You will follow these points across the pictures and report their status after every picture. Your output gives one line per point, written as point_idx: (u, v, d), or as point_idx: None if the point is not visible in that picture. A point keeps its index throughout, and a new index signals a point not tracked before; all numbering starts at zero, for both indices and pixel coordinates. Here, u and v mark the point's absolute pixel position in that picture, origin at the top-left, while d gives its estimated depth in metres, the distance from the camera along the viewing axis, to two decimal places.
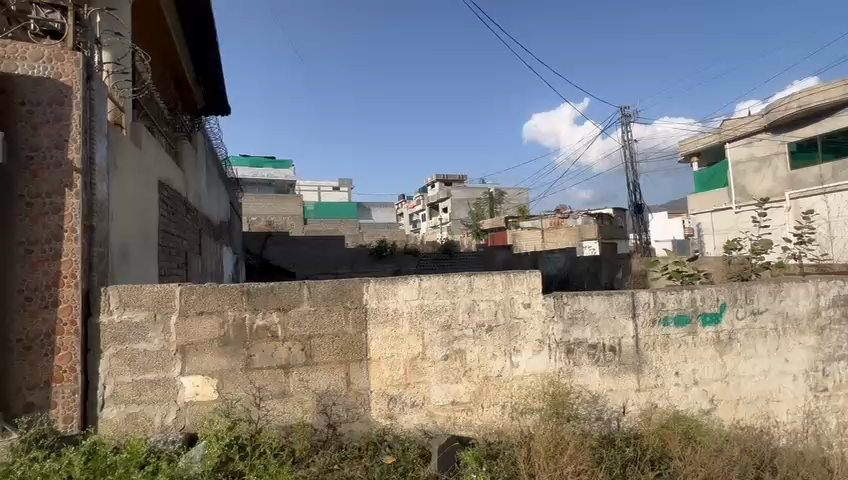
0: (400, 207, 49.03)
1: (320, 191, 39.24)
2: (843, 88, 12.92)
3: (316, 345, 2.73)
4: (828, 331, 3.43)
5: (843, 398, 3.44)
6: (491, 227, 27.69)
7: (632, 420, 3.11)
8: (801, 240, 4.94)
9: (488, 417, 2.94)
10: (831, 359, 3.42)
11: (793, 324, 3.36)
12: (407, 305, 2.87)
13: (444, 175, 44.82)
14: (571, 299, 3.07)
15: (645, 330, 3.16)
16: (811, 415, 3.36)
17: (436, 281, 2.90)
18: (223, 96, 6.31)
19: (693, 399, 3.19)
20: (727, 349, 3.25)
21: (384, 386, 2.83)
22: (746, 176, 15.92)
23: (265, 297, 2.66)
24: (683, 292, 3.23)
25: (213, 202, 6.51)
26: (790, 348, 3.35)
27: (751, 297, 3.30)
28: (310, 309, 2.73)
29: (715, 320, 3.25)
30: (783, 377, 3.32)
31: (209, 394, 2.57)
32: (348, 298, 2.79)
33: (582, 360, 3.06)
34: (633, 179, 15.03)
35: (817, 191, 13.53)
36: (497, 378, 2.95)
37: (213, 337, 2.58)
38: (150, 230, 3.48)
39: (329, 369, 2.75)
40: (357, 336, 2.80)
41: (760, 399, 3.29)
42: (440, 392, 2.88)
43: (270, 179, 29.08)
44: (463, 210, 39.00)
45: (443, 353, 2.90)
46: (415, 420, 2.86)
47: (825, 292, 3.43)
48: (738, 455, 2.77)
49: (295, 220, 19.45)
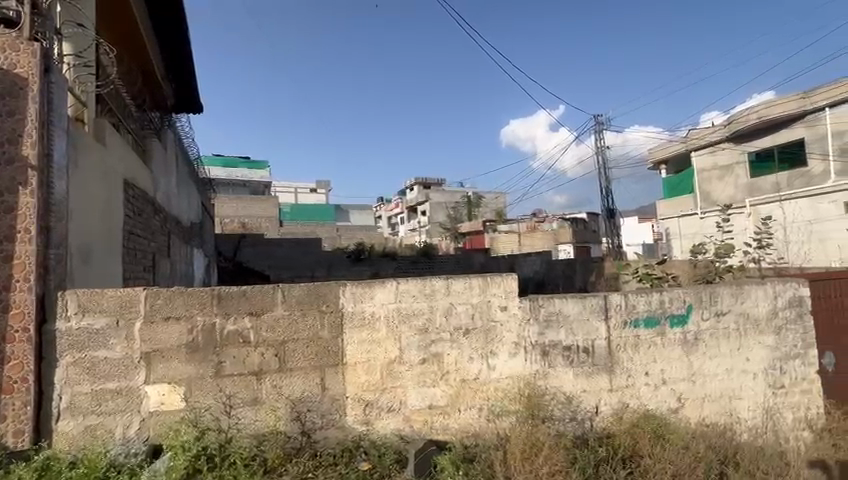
0: (379, 210, 48.77)
1: (296, 192, 38.55)
2: (798, 101, 13.82)
3: (290, 351, 2.66)
4: (784, 331, 3.61)
5: (799, 394, 3.63)
6: (470, 231, 27.92)
7: (604, 420, 3.17)
8: (760, 244, 5.20)
9: (465, 419, 2.93)
10: (787, 357, 3.60)
11: (754, 325, 3.53)
12: (385, 309, 2.84)
13: (423, 179, 44.87)
14: (546, 301, 3.13)
15: (617, 332, 3.24)
16: (770, 411, 3.53)
17: (413, 284, 2.89)
18: (194, 93, 6.09)
19: (662, 398, 3.29)
20: (693, 349, 3.38)
21: (360, 390, 2.78)
22: (710, 183, 16.61)
23: (236, 301, 2.58)
24: (652, 294, 3.34)
25: (183, 203, 6.26)
26: (750, 347, 3.51)
27: (715, 299, 3.45)
28: (284, 313, 2.66)
29: (682, 321, 3.37)
30: (744, 376, 3.48)
31: (176, 403, 2.45)
32: (324, 301, 2.74)
33: (557, 361, 3.12)
34: (606, 185, 15.50)
35: (774, 198, 14.47)
36: (474, 380, 2.96)
37: (181, 344, 2.48)
38: (114, 231, 3.32)
39: (303, 375, 2.68)
40: (333, 340, 2.75)
41: (723, 397, 3.43)
42: (417, 396, 2.87)
43: (245, 179, 28.32)
44: (441, 214, 39.20)
45: (420, 356, 2.88)
46: (391, 425, 2.82)
47: (782, 294, 3.62)
48: (703, 452, 2.89)
49: (270, 222, 18.98)
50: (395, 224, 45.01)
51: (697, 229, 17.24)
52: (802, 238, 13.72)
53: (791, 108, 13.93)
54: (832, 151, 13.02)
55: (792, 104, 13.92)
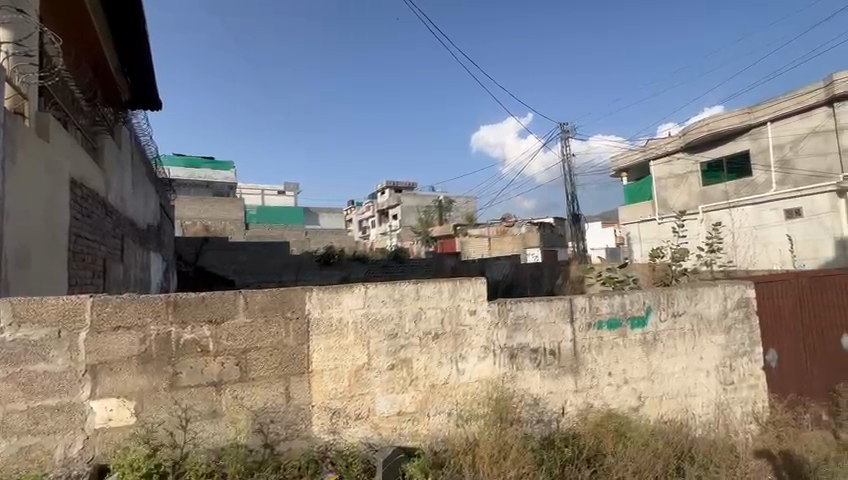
0: (349, 213, 48.26)
1: (263, 194, 37.44)
2: (744, 116, 14.94)
3: (253, 360, 2.55)
4: (734, 330, 3.84)
5: (747, 390, 3.86)
6: (441, 234, 28.10)
7: (570, 420, 3.24)
8: (712, 248, 5.53)
9: (434, 425, 2.91)
10: (737, 355, 3.83)
11: (707, 325, 3.73)
12: (353, 315, 2.79)
13: (394, 183, 44.82)
14: (515, 305, 3.18)
15: (582, 333, 3.34)
16: (722, 406, 3.73)
17: (382, 289, 2.85)
18: (153, 91, 5.77)
19: (623, 397, 3.41)
20: (652, 349, 3.52)
21: (327, 399, 2.70)
22: (667, 190, 17.56)
23: (194, 308, 2.45)
24: (615, 297, 3.46)
25: (139, 204, 5.90)
26: (704, 346, 3.70)
27: (672, 301, 3.63)
28: (246, 321, 2.55)
29: (641, 323, 3.51)
30: (698, 373, 3.67)
31: (126, 419, 2.30)
32: (288, 307, 2.64)
33: (525, 364, 3.16)
34: (571, 191, 16.02)
35: (723, 205, 15.50)
36: (444, 385, 2.95)
37: (131, 355, 2.32)
38: (58, 235, 3.07)
39: (267, 385, 2.57)
40: (298, 348, 2.66)
41: (680, 395, 3.59)
42: (385, 403, 2.82)
43: (208, 180, 27.22)
44: (412, 218, 39.35)
45: (389, 362, 2.84)
46: (359, 432, 2.76)
47: (731, 295, 3.86)
48: (662, 448, 3.02)
49: (235, 225, 18.31)
50: (366, 227, 44.63)
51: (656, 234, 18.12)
52: (749, 243, 14.75)
53: (738, 122, 15.01)
54: (772, 164, 14.18)
55: (738, 118, 15.04)
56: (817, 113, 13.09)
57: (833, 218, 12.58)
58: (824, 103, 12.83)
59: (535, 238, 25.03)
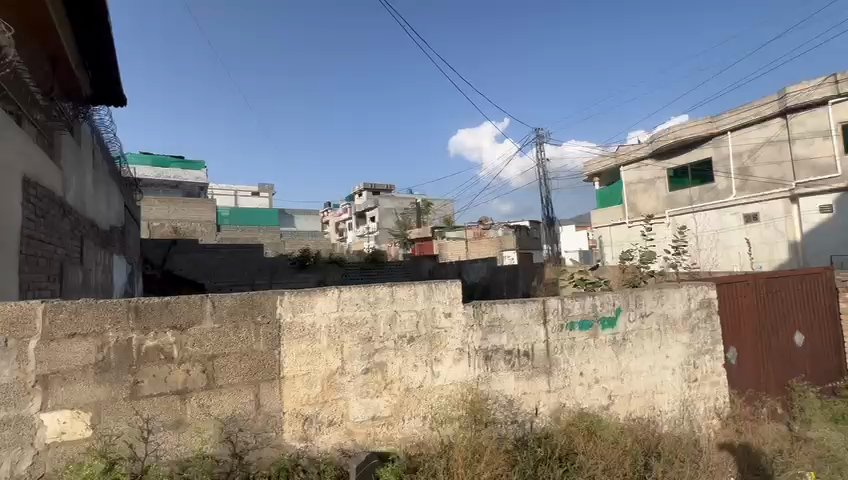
0: (326, 215, 47.69)
1: (237, 195, 36.49)
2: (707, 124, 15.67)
3: (221, 366, 2.46)
4: (697, 329, 4.01)
5: (709, 386, 4.03)
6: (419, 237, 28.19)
7: (543, 420, 3.29)
8: (677, 251, 5.77)
9: (408, 429, 2.89)
10: (700, 353, 3.99)
11: (672, 325, 3.87)
12: (326, 319, 2.73)
13: (372, 185, 44.63)
14: (489, 307, 3.20)
15: (554, 335, 3.40)
16: (686, 402, 3.88)
17: (356, 292, 2.82)
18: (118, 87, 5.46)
19: (594, 396, 3.50)
20: (621, 349, 3.63)
21: (299, 405, 2.64)
22: (636, 195, 18.23)
23: (157, 314, 2.35)
24: (586, 299, 3.54)
25: (101, 205, 5.61)
26: (670, 345, 3.85)
27: (639, 302, 3.75)
28: (214, 327, 2.46)
29: (611, 323, 3.61)
30: (664, 371, 3.80)
31: (82, 432, 2.16)
32: (259, 312, 2.57)
33: (499, 366, 3.19)
34: (546, 195, 16.39)
35: (688, 210, 16.26)
36: (418, 388, 2.93)
37: (88, 363, 2.19)
38: (7, 236, 2.87)
39: (235, 392, 2.48)
40: (269, 353, 2.59)
41: (647, 393, 3.71)
42: (359, 408, 2.78)
43: (177, 180, 26.29)
44: (390, 220, 39.22)
45: (363, 366, 2.81)
46: (332, 439, 2.71)
47: (695, 296, 4.03)
48: (630, 445, 3.12)
49: (207, 227, 17.76)
50: (344, 230, 44.14)
51: (625, 237, 18.79)
52: (712, 245, 15.49)
53: (702, 130, 15.73)
54: (732, 171, 14.89)
55: (702, 127, 15.78)
56: (772, 124, 13.91)
57: (785, 222, 13.52)
58: (778, 114, 13.65)
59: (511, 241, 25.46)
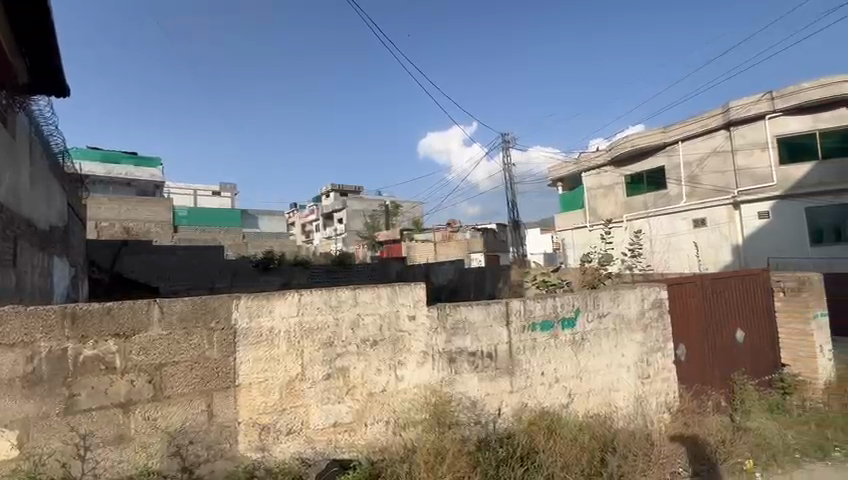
0: (292, 216, 46.49)
1: (196, 194, 34.84)
2: (661, 134, 16.62)
3: (169, 375, 2.32)
4: (650, 328, 4.22)
5: (661, 382, 4.25)
6: (387, 239, 28.06)
7: (506, 420, 3.34)
8: (634, 253, 6.07)
9: (371, 434, 2.84)
10: (653, 350, 4.20)
11: (627, 324, 4.06)
12: (285, 323, 2.64)
13: (340, 186, 43.99)
14: (453, 309, 3.22)
15: (517, 336, 3.46)
16: (640, 399, 4.07)
17: (318, 295, 2.75)
18: (61, 77, 5.00)
19: (555, 395, 3.59)
20: (580, 348, 3.75)
21: (256, 413, 2.53)
22: (597, 200, 19.02)
23: (97, 321, 2.19)
24: (548, 301, 3.63)
25: (39, 203, 5.16)
26: (625, 344, 4.02)
27: (597, 303, 3.89)
28: (162, 334, 2.31)
29: (571, 324, 3.73)
30: (620, 369, 3.97)
31: (6, 452, 1.98)
32: (212, 317, 2.44)
33: (463, 367, 3.22)
34: (512, 198, 16.77)
35: (643, 215, 17.21)
36: (382, 393, 2.89)
37: (15, 377, 2.01)
38: None
39: (184, 403, 2.34)
40: (223, 361, 2.46)
41: (604, 390, 3.86)
42: (320, 414, 2.71)
43: (130, 177, 24.78)
44: (358, 222, 38.76)
45: (325, 372, 2.74)
46: (292, 448, 2.62)
47: (648, 296, 4.24)
48: (587, 442, 3.22)
49: (162, 227, 16.84)
50: (310, 231, 43.19)
51: (587, 240, 19.57)
52: (664, 248, 16.45)
53: (656, 140, 16.68)
54: (683, 178, 15.85)
55: (656, 136, 16.71)
56: (718, 136, 14.97)
57: (729, 227, 14.64)
58: (722, 127, 14.72)
59: (479, 243, 25.84)
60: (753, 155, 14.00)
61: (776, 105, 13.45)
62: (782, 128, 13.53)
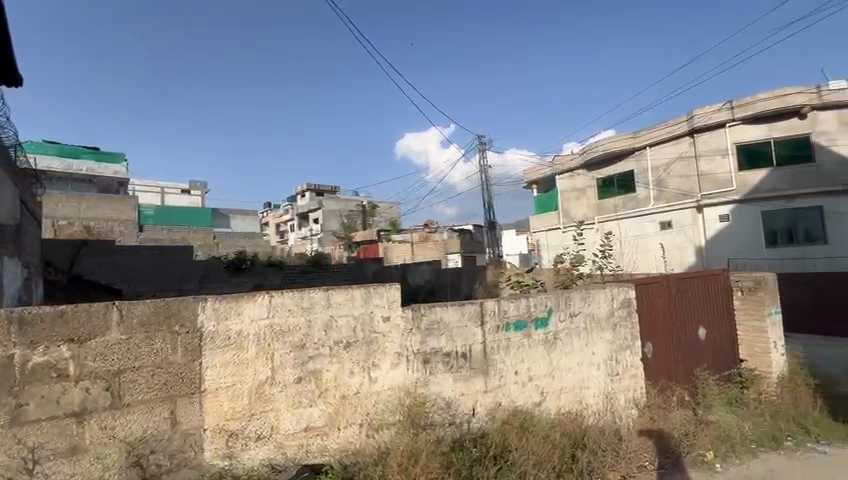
0: (266, 216, 45.43)
1: (164, 192, 33.46)
2: (630, 139, 17.23)
3: (128, 382, 2.21)
4: (619, 327, 4.35)
5: (629, 379, 4.39)
6: (364, 240, 27.83)
7: (481, 420, 3.36)
8: (605, 254, 6.24)
9: (344, 438, 2.79)
10: (621, 348, 4.34)
11: (597, 323, 4.17)
12: (255, 326, 2.57)
13: (316, 186, 43.33)
14: (428, 310, 3.21)
15: (491, 335, 3.49)
16: (609, 395, 4.18)
17: (289, 297, 2.68)
18: (12, 66, 4.68)
19: (528, 393, 3.65)
20: (553, 347, 3.82)
21: (223, 419, 2.45)
22: (570, 202, 19.51)
23: (49, 326, 2.06)
24: (521, 301, 3.68)
25: None
26: (595, 342, 4.13)
27: (569, 303, 3.98)
28: (121, 339, 2.20)
29: (543, 323, 3.79)
30: (591, 367, 4.07)
31: None
32: (176, 321, 2.34)
33: (438, 368, 3.22)
34: (489, 200, 16.97)
35: (613, 217, 17.77)
36: (355, 395, 2.85)
37: None
38: None
39: (145, 410, 2.24)
40: (188, 365, 2.37)
41: (575, 388, 3.94)
42: (291, 419, 2.64)
43: (91, 174, 23.55)
44: (335, 222, 38.28)
45: (296, 375, 2.68)
46: (261, 454, 2.54)
47: (617, 296, 4.37)
48: (559, 439, 3.29)
49: (126, 226, 16.07)
50: (285, 231, 42.39)
51: (560, 241, 20.04)
52: (633, 249, 17.05)
53: (626, 144, 17.28)
54: (651, 182, 16.48)
55: (626, 141, 17.34)
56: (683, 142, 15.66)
57: (692, 229, 15.34)
58: (687, 134, 15.41)
59: (456, 244, 26.01)
60: (715, 161, 14.72)
61: (736, 114, 14.25)
62: (741, 136, 14.31)
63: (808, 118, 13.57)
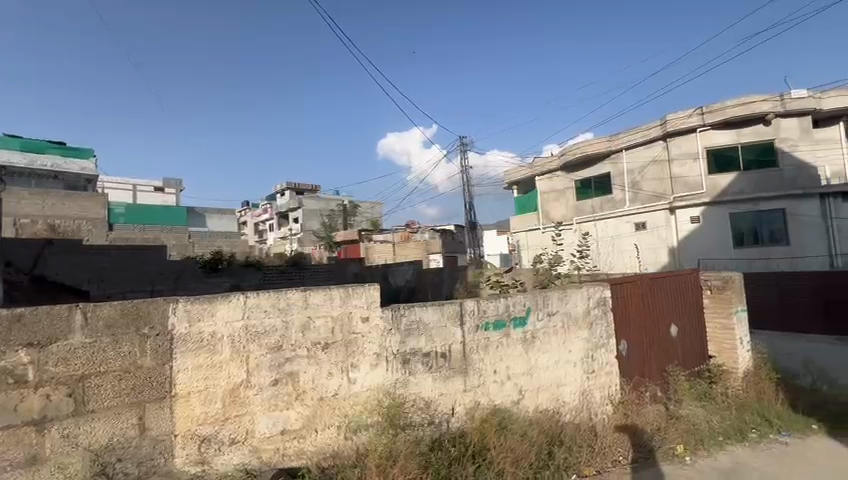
0: (244, 215, 44.46)
1: (136, 189, 32.29)
2: (607, 142, 17.63)
3: (93, 387, 2.12)
4: (595, 325, 4.45)
5: (605, 376, 4.50)
6: (344, 240, 27.60)
7: (460, 419, 3.38)
8: (582, 254, 6.37)
9: (322, 441, 2.75)
10: (597, 346, 4.44)
11: (574, 322, 4.25)
12: (229, 328, 2.50)
13: (296, 185, 42.68)
14: (407, 310, 3.20)
15: (471, 335, 3.52)
16: (585, 392, 4.27)
17: (264, 298, 2.62)
18: None
19: (507, 392, 3.69)
20: (531, 346, 3.88)
21: (194, 425, 2.37)
22: (549, 203, 19.86)
23: (6, 330, 1.96)
24: (501, 300, 3.72)
25: None
26: (572, 341, 4.21)
27: (546, 302, 4.05)
28: (85, 342, 2.11)
29: (522, 323, 3.84)
30: (568, 365, 4.15)
31: None
32: (145, 323, 2.26)
33: (417, 369, 3.21)
34: (470, 200, 17.08)
35: (590, 218, 18.18)
36: (333, 397, 2.82)
37: None
38: None
39: (111, 417, 2.15)
40: (158, 369, 2.29)
41: (552, 386, 4.01)
42: (266, 422, 2.58)
43: (56, 169, 22.48)
44: (315, 221, 37.80)
45: (272, 377, 2.62)
46: (235, 459, 2.48)
47: (593, 295, 4.47)
48: (536, 436, 3.34)
49: (96, 224, 15.41)
50: (264, 231, 41.60)
51: (540, 241, 20.37)
52: (609, 249, 17.49)
53: (603, 147, 17.67)
54: (626, 184, 16.94)
55: (603, 144, 17.72)
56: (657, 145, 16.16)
57: (666, 230, 15.83)
58: (660, 138, 15.91)
59: (437, 244, 26.10)
60: (687, 165, 15.26)
61: (706, 119, 14.80)
62: (711, 141, 14.89)
63: (772, 125, 14.24)
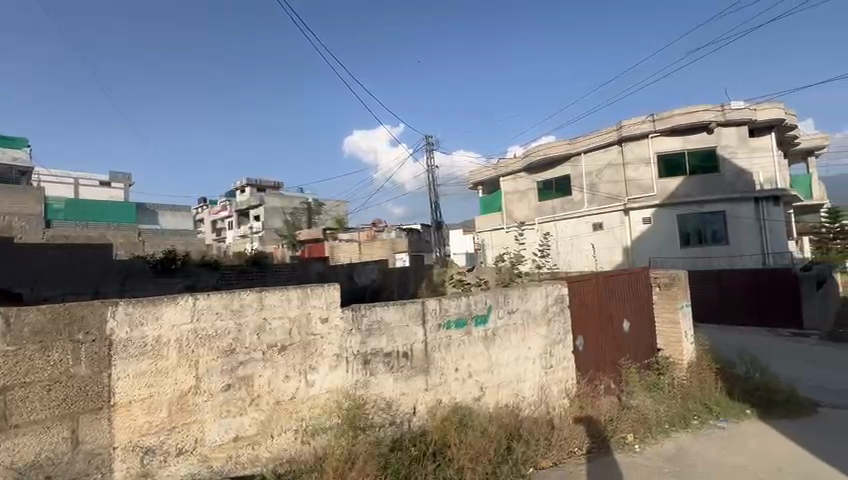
0: (200, 213, 42.32)
1: (78, 184, 29.90)
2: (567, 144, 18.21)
3: (17, 400, 1.94)
4: (553, 322, 4.60)
5: (562, 370, 4.67)
6: (308, 239, 26.99)
7: (421, 418, 3.38)
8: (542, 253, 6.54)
9: (278, 447, 2.66)
10: (555, 343, 4.59)
11: (533, 319, 4.37)
12: (176, 332, 2.36)
13: (257, 182, 41.24)
14: (368, 310, 3.16)
15: (432, 334, 3.53)
16: (543, 387, 4.40)
17: (217, 299, 2.50)
18: None
19: (468, 389, 3.74)
20: (491, 343, 3.95)
21: (137, 435, 2.23)
22: (512, 204, 20.33)
23: None
24: (462, 299, 3.77)
25: None
26: (531, 337, 4.33)
27: (507, 300, 4.14)
28: (6, 350, 1.92)
29: (483, 320, 3.91)
30: (527, 361, 4.26)
31: None
32: (80, 328, 2.10)
33: (378, 369, 3.18)
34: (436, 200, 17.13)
35: (550, 218, 18.81)
36: (291, 400, 2.74)
37: None
38: None
39: (38, 432, 1.98)
40: (93, 377, 2.13)
41: (512, 382, 4.11)
42: (218, 429, 2.47)
43: None
44: (278, 220, 36.71)
45: (224, 382, 2.51)
46: (182, 469, 2.34)
47: (551, 293, 4.62)
48: (495, 432, 3.41)
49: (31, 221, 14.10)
50: (222, 229, 39.84)
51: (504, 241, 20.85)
52: (567, 248, 18.18)
53: (564, 149, 18.25)
54: (585, 186, 17.64)
55: (563, 146, 18.30)
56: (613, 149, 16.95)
57: (621, 230, 16.64)
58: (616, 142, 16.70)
59: (403, 243, 26.06)
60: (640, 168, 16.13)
61: (657, 126, 15.72)
62: (661, 146, 15.82)
63: (714, 133, 15.35)
